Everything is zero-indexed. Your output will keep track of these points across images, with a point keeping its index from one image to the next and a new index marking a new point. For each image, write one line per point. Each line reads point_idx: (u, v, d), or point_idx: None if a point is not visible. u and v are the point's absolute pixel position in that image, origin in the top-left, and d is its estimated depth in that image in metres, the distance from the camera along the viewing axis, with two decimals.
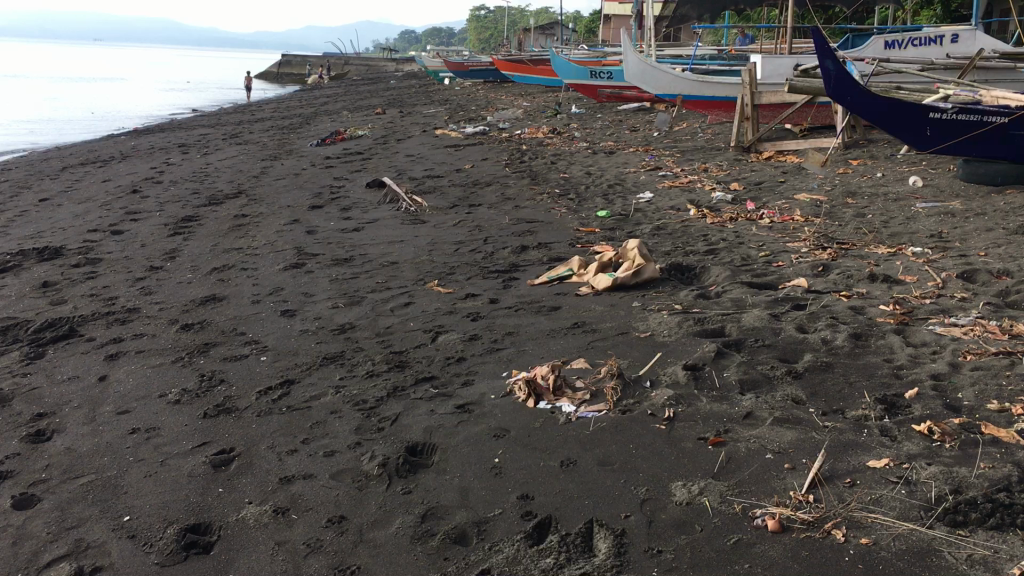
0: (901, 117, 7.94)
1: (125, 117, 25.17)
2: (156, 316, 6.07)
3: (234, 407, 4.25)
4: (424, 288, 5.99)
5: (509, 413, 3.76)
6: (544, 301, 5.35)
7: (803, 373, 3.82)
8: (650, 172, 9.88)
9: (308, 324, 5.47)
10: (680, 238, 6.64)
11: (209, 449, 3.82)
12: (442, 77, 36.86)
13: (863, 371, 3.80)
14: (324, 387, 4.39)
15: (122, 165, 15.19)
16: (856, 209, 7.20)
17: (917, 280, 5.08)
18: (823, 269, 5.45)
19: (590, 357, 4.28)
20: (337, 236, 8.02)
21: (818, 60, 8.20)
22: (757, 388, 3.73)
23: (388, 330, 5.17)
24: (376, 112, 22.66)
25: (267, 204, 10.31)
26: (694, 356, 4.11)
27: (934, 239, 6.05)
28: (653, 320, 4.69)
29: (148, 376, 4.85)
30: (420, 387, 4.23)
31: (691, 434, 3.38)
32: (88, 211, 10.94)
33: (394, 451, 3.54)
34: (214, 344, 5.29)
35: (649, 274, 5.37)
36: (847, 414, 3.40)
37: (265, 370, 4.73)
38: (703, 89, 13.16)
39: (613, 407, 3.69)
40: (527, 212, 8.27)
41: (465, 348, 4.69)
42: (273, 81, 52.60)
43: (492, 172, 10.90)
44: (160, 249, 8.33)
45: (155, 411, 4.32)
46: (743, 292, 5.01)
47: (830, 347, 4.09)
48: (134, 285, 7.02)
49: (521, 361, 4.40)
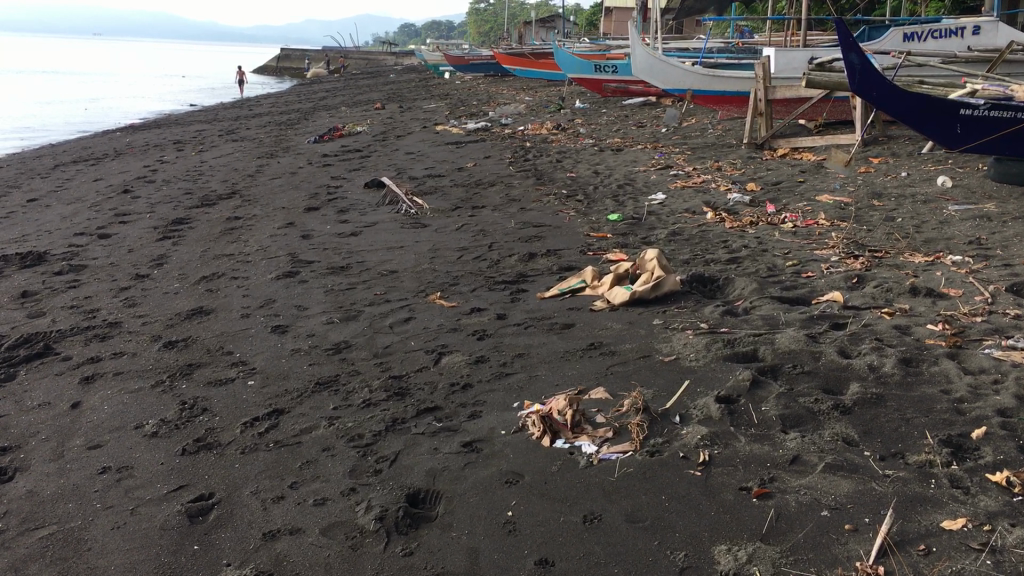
0: (930, 111, 7.45)
1: (121, 113, 24.69)
2: (137, 331, 5.65)
3: (215, 442, 3.84)
4: (425, 300, 5.58)
5: (523, 454, 3.35)
6: (554, 317, 4.94)
7: (852, 408, 3.40)
8: (661, 170, 9.46)
9: (300, 342, 5.05)
10: (698, 244, 6.23)
11: (185, 496, 3.40)
12: (442, 72, 36.44)
13: (920, 405, 3.38)
14: (314, 419, 3.98)
15: (114, 163, 14.76)
16: (884, 211, 6.78)
17: (963, 294, 4.65)
18: (858, 280, 5.04)
19: (610, 385, 3.87)
20: (334, 241, 7.61)
21: (842, 52, 7.72)
22: (801, 424, 3.32)
23: (387, 349, 4.76)
24: (376, 107, 22.17)
25: (261, 205, 9.90)
26: (726, 386, 3.69)
27: (973, 246, 5.64)
28: (677, 341, 4.27)
29: (125, 403, 4.44)
30: (422, 419, 3.82)
31: (730, 483, 2.97)
32: (78, 213, 10.54)
33: (394, 500, 3.13)
34: (198, 365, 4.87)
35: (669, 287, 4.98)
36: (908, 459, 2.99)
37: (252, 397, 4.32)
38: (714, 84, 12.71)
39: (639, 447, 3.28)
40: (533, 215, 7.86)
41: (471, 372, 4.27)
42: (271, 76, 52.16)
43: (496, 172, 10.47)
44: (148, 256, 7.91)
45: (129, 447, 3.91)
46: (774, 309, 4.59)
47: (878, 375, 3.67)
48: (118, 296, 6.60)
49: (534, 389, 3.98)
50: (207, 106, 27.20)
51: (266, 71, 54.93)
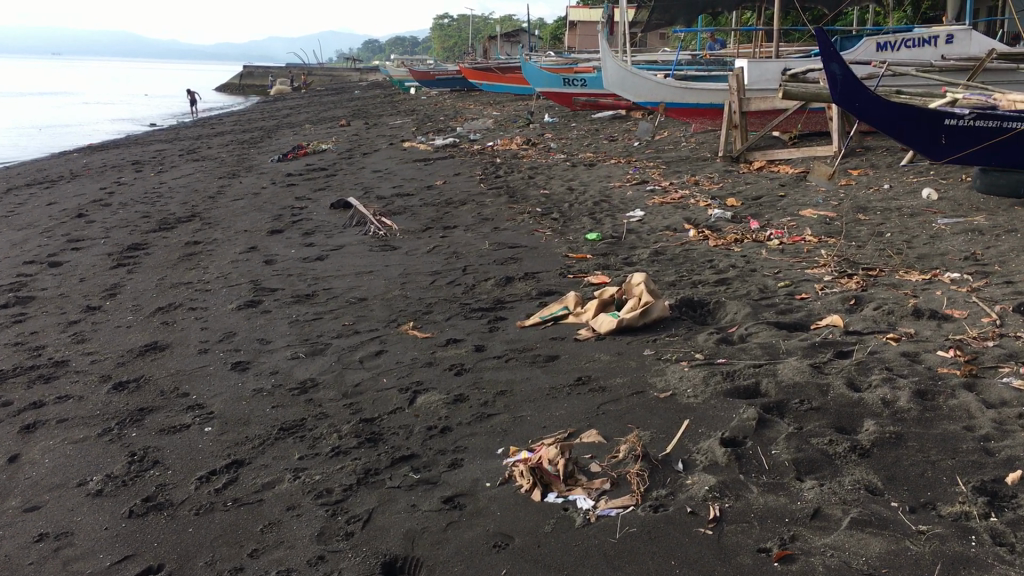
0: (915, 121, 7.24)
1: (77, 134, 24.00)
2: (85, 371, 5.23)
3: (167, 502, 3.46)
4: (397, 331, 5.22)
5: (512, 511, 3.01)
6: (536, 348, 4.60)
7: (871, 450, 3.10)
8: (637, 185, 9.20)
9: (262, 381, 4.66)
10: (683, 264, 5.95)
11: (131, 569, 3.03)
12: (407, 87, 36.08)
13: (944, 445, 3.10)
14: (278, 471, 3.60)
15: (69, 186, 14.19)
16: (872, 226, 6.56)
17: (969, 316, 4.39)
18: (856, 302, 4.77)
19: (603, 428, 3.54)
20: (299, 266, 7.22)
21: (822, 62, 7.50)
22: (817, 470, 3.02)
23: (357, 388, 4.39)
24: (341, 123, 21.76)
25: (222, 228, 9.49)
26: (730, 426, 3.38)
27: (969, 262, 5.40)
28: (672, 375, 3.96)
29: (67, 456, 4.02)
30: (397, 470, 3.46)
31: (746, 544, 2.65)
32: (29, 239, 10.04)
33: (368, 572, 2.77)
34: (151, 409, 4.47)
35: (658, 313, 4.68)
36: (941, 511, 2.70)
37: (210, 447, 3.93)
38: (687, 97, 12.49)
39: (642, 501, 2.95)
40: (508, 235, 7.54)
41: (449, 414, 3.91)
42: (234, 93, 51.50)
43: (466, 189, 10.14)
44: (101, 285, 7.46)
45: (69, 509, 3.51)
46: (772, 336, 4.30)
47: (893, 411, 3.38)
48: (66, 331, 6.17)
49: (519, 432, 3.64)
50: (168, 125, 26.62)
51: (228, 88, 54.22)
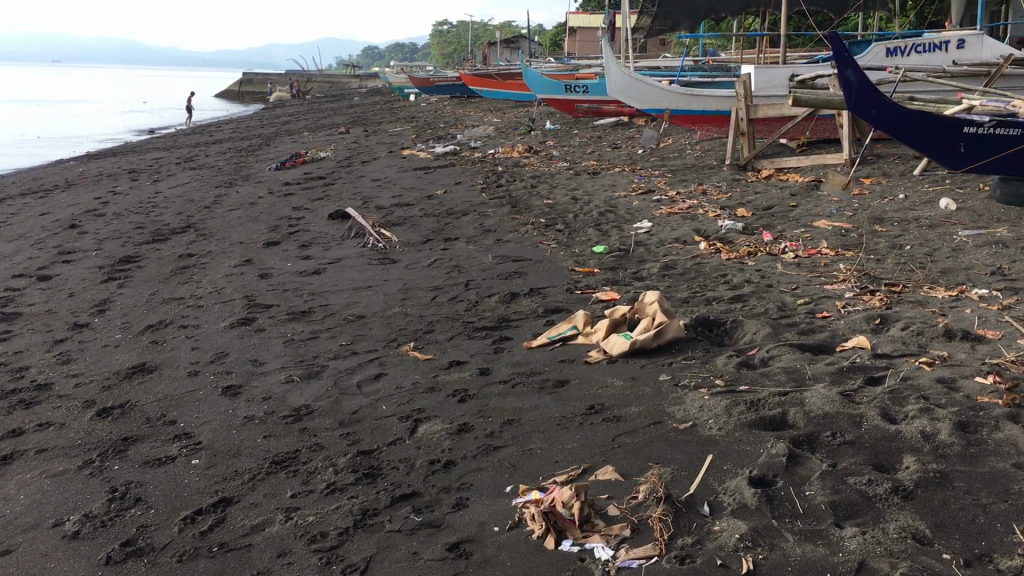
0: (933, 129, 6.97)
1: (74, 142, 23.75)
2: (68, 396, 4.96)
3: (148, 547, 3.19)
4: (397, 353, 4.95)
5: (524, 561, 2.74)
6: (544, 372, 4.34)
7: (914, 491, 2.85)
8: (643, 195, 8.95)
9: (254, 408, 4.40)
10: (695, 279, 5.70)
11: None
12: (407, 92, 35.83)
13: (994, 485, 2.84)
14: (269, 511, 3.33)
15: (63, 196, 13.94)
16: (890, 238, 6.31)
17: (1004, 336, 4.13)
18: (881, 320, 4.52)
19: (620, 464, 3.28)
20: (295, 281, 6.97)
21: (836, 68, 7.22)
22: (858, 514, 2.76)
23: (356, 416, 4.13)
24: (340, 131, 21.52)
25: (216, 240, 9.22)
26: (758, 463, 3.12)
27: (996, 277, 5.16)
28: (692, 404, 3.70)
29: (43, 492, 3.75)
30: (397, 511, 3.19)
31: None
32: (19, 251, 9.78)
33: None
34: (136, 439, 4.20)
35: (672, 334, 4.42)
36: (1000, 565, 2.45)
37: (197, 482, 3.66)
38: (692, 104, 12.23)
39: (666, 551, 2.69)
40: (511, 247, 7.29)
41: (454, 447, 3.65)
42: (234, 100, 51.39)
43: (467, 199, 9.89)
44: (90, 301, 7.19)
45: (43, 554, 3.24)
46: (796, 360, 4.05)
47: (934, 446, 3.12)
48: (51, 351, 5.90)
49: (528, 468, 3.38)
50: (167, 132, 26.39)
51: (228, 96, 54.06)
